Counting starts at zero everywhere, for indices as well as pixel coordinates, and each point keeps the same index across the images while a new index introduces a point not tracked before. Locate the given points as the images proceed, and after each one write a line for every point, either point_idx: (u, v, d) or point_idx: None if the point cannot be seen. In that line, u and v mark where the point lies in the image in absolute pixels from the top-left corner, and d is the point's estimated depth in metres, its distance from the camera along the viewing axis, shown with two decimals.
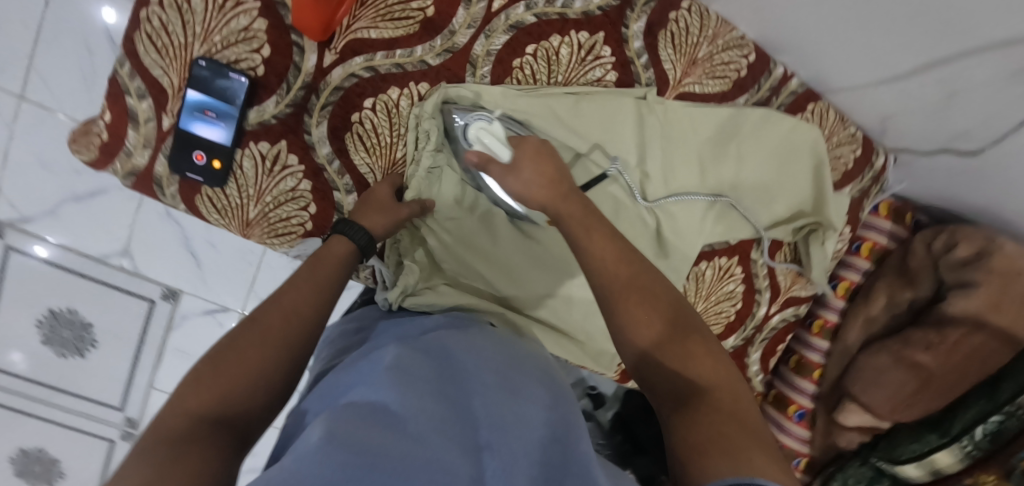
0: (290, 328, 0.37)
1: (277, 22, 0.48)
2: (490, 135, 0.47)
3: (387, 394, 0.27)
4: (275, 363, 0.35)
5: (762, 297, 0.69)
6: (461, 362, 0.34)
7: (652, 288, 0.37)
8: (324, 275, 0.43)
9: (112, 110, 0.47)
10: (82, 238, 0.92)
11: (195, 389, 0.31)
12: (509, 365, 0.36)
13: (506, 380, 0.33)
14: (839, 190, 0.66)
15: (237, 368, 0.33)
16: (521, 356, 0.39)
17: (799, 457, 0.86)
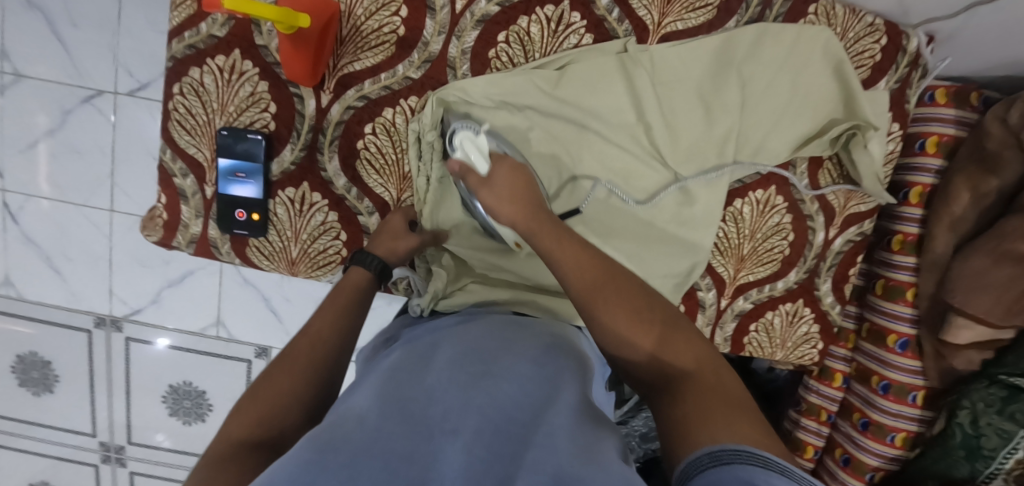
0: (316, 353, 0.43)
1: (275, 81, 0.54)
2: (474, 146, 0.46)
3: (374, 400, 0.31)
4: (304, 385, 0.40)
5: (816, 222, 0.63)
6: (447, 357, 0.37)
7: (626, 284, 0.38)
8: (343, 307, 0.48)
9: (166, 193, 0.56)
10: (182, 317, 1.06)
11: (238, 419, 0.36)
12: (501, 350, 0.38)
13: (489, 366, 0.35)
14: (871, 87, 0.61)
15: (271, 393, 0.39)
16: (517, 339, 0.41)
17: (914, 391, 0.77)
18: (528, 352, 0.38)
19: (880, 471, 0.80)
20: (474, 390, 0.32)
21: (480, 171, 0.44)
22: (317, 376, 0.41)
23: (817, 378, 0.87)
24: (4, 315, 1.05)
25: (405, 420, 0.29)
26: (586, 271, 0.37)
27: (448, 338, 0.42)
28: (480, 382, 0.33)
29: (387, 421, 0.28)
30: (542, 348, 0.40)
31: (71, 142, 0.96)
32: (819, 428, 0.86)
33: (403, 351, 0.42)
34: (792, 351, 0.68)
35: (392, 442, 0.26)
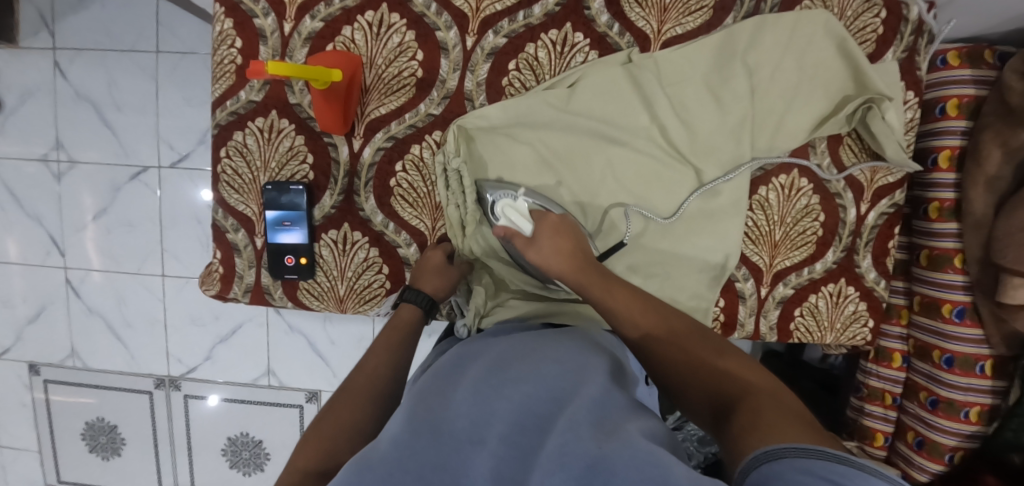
0: (373, 385, 0.48)
1: (311, 134, 0.58)
2: (514, 210, 0.50)
3: (414, 411, 0.37)
4: (365, 414, 0.45)
5: (845, 199, 0.63)
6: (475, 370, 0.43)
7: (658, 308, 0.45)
8: (395, 343, 0.52)
9: (221, 248, 0.61)
10: (234, 369, 1.11)
11: (306, 448, 0.41)
12: (528, 359, 0.43)
13: (517, 373, 0.40)
14: (879, 59, 0.61)
15: (335, 424, 0.43)
16: (544, 346, 0.46)
17: (981, 361, 0.73)
18: (553, 357, 0.43)
19: (959, 451, 0.75)
20: (503, 397, 0.37)
21: (524, 231, 0.49)
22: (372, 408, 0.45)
23: (875, 361, 0.84)
24: (71, 387, 1.11)
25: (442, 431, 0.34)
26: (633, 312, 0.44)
27: (483, 353, 0.48)
28: (511, 390, 0.37)
29: (429, 433, 0.34)
30: (574, 350, 0.44)
31: (123, 216, 1.04)
32: (885, 413, 0.83)
33: (442, 363, 0.47)
34: (842, 332, 0.66)
35: (430, 454, 0.31)
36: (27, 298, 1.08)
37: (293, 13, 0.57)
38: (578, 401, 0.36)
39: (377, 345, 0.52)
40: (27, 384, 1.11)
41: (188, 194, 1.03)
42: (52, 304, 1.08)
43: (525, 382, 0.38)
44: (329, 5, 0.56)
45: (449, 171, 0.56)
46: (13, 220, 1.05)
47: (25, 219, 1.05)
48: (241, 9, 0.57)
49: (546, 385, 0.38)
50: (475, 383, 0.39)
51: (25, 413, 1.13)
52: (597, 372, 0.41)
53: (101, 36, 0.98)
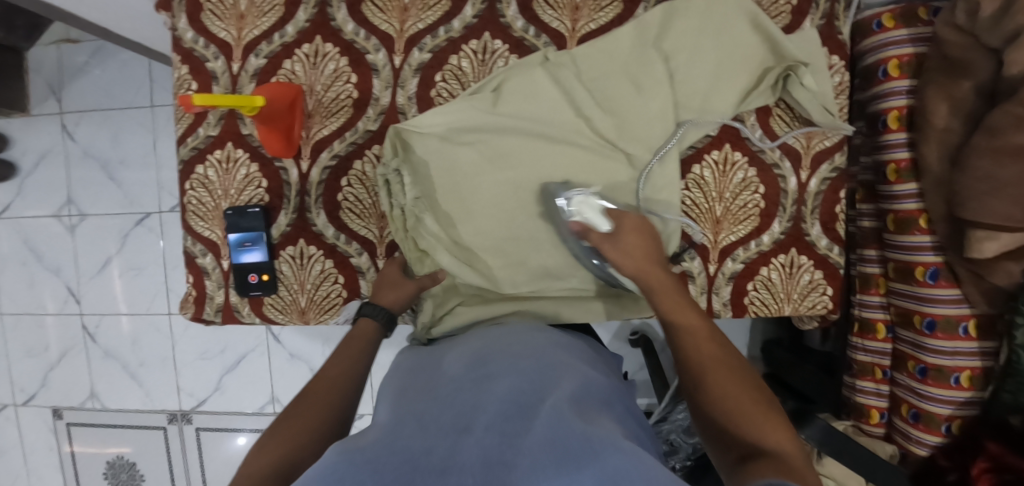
0: (337, 386, 0.48)
1: (264, 160, 0.64)
2: (589, 209, 0.54)
3: (400, 416, 0.38)
4: (327, 412, 0.45)
5: (783, 169, 0.63)
6: (457, 372, 0.45)
7: (737, 368, 0.43)
8: (359, 351, 0.53)
9: (193, 273, 0.66)
10: (240, 399, 1.15)
11: (268, 443, 0.41)
12: (507, 354, 0.46)
13: (495, 364, 0.43)
14: (797, 29, 0.62)
15: (300, 420, 0.43)
16: (521, 342, 0.50)
17: (964, 322, 0.70)
18: (528, 352, 0.47)
19: (956, 419, 0.72)
20: (484, 392, 0.38)
21: (603, 230, 0.53)
22: (335, 413, 0.45)
23: (861, 335, 0.82)
24: (91, 428, 1.17)
25: (426, 420, 0.36)
26: (702, 345, 0.45)
27: (459, 349, 0.52)
28: (490, 379, 0.41)
29: (415, 423, 0.36)
30: (545, 350, 0.47)
31: (132, 261, 1.13)
32: (878, 387, 0.80)
33: (415, 365, 0.50)
34: (801, 302, 0.65)
35: (414, 437, 0.33)
36: (49, 346, 1.16)
37: (239, 54, 0.63)
38: (555, 391, 0.38)
39: (338, 354, 0.53)
40: (52, 428, 1.18)
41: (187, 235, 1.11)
42: (72, 350, 1.16)
43: (504, 374, 0.42)
44: (271, 43, 0.62)
45: (391, 176, 0.61)
46: (35, 274, 1.15)
47: (45, 272, 1.15)
48: (195, 56, 0.63)
49: (522, 375, 0.41)
50: (459, 379, 0.42)
51: (52, 456, 1.20)
52: (570, 368, 0.45)
53: (102, 97, 1.10)
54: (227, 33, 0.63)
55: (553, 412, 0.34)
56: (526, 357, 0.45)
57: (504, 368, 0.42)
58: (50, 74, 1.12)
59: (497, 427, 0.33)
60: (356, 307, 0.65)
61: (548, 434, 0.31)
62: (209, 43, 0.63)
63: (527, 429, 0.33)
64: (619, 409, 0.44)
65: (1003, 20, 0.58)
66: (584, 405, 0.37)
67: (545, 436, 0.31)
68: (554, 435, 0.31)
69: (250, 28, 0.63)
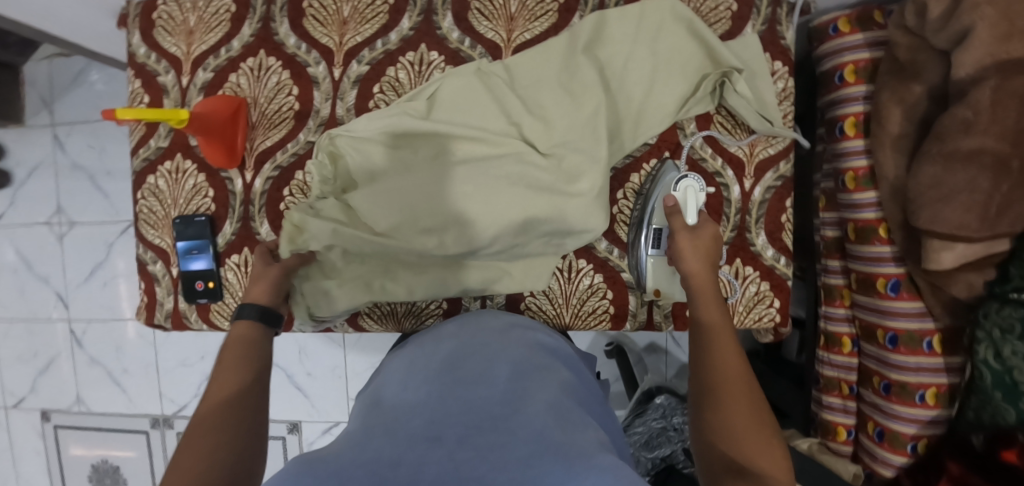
0: (242, 398, 0.45)
1: (211, 171, 0.65)
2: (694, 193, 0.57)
3: (369, 432, 0.40)
4: (233, 429, 0.41)
5: (726, 177, 0.62)
6: (428, 385, 0.47)
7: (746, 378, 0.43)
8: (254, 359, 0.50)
9: (145, 279, 0.68)
10: None
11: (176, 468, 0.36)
12: (476, 370, 0.48)
13: (466, 376, 0.47)
14: (737, 36, 0.61)
15: (206, 440, 0.39)
16: (497, 349, 0.53)
17: (927, 337, 0.66)
18: (504, 364, 0.50)
19: (922, 439, 0.68)
20: (454, 414, 0.41)
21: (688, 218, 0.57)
22: (244, 430, 0.42)
23: (827, 348, 0.79)
24: (77, 431, 1.21)
25: (396, 431, 0.39)
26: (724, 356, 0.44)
27: (435, 348, 0.55)
28: (466, 395, 0.44)
29: (384, 435, 0.39)
30: (513, 369, 0.49)
31: (118, 269, 1.17)
32: (844, 403, 0.77)
33: (387, 380, 0.53)
34: (746, 315, 0.63)
35: (381, 447, 0.36)
36: (38, 351, 1.20)
37: (188, 68, 0.65)
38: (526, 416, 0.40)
39: (221, 375, 0.47)
40: (41, 431, 1.22)
41: None
42: (60, 355, 1.20)
43: (479, 390, 0.45)
44: (217, 57, 0.65)
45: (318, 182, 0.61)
46: (25, 281, 1.19)
47: (36, 281, 1.19)
48: (147, 70, 0.66)
49: (497, 391, 0.44)
50: (431, 395, 0.44)
51: (41, 458, 1.24)
52: (541, 380, 0.48)
53: (91, 109, 1.16)
54: (177, 48, 0.65)
55: (525, 431, 0.38)
56: (501, 371, 0.48)
57: (474, 390, 0.44)
58: (43, 87, 1.17)
59: (467, 442, 0.36)
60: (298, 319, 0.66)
61: (518, 453, 0.34)
62: (160, 58, 0.66)
63: (496, 444, 0.36)
64: (589, 415, 0.47)
65: (950, 22, 0.56)
66: (554, 421, 0.40)
67: (516, 453, 0.34)
68: (525, 453, 0.34)
69: (199, 43, 0.65)
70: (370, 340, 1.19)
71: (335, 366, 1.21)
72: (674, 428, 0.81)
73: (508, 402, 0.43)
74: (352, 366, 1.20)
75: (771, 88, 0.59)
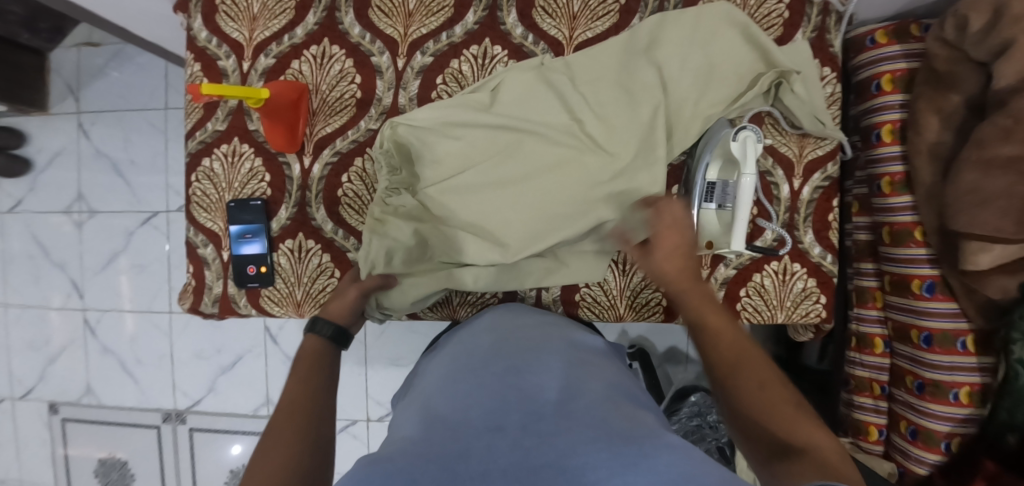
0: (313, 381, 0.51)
1: (268, 155, 0.66)
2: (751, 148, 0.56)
3: (428, 429, 0.41)
4: (311, 407, 0.48)
5: (776, 176, 0.64)
6: (479, 378, 0.47)
7: (754, 357, 0.45)
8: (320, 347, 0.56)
9: (194, 263, 0.67)
10: (235, 401, 1.15)
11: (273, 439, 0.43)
12: (523, 360, 0.49)
13: (518, 368, 0.48)
14: (789, 41, 0.64)
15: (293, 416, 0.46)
16: (544, 342, 0.53)
17: (961, 337, 0.68)
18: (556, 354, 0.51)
19: (955, 437, 0.70)
20: (511, 403, 0.41)
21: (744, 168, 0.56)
22: (321, 407, 0.48)
23: (858, 349, 0.81)
24: (84, 424, 1.18)
25: (460, 421, 0.41)
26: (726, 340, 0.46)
27: (479, 344, 0.56)
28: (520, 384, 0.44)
29: (449, 427, 0.40)
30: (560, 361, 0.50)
31: (136, 258, 1.16)
32: (876, 403, 0.79)
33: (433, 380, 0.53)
34: (793, 310, 0.65)
35: (445, 438, 0.38)
36: (51, 339, 1.18)
37: (250, 54, 0.66)
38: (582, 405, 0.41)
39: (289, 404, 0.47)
40: (47, 423, 1.19)
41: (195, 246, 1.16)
42: (72, 345, 1.18)
43: (534, 379, 0.45)
44: (280, 44, 0.65)
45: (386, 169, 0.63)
46: (41, 268, 1.18)
47: (51, 267, 1.18)
48: (207, 54, 0.66)
49: (546, 381, 0.45)
50: (484, 386, 0.45)
51: (44, 452, 1.20)
52: (595, 373, 0.49)
53: (118, 99, 1.17)
54: (239, 33, 0.66)
55: (586, 420, 0.38)
56: (554, 362, 0.49)
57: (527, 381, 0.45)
58: (69, 75, 1.19)
59: (531, 428, 0.37)
60: None
61: (584, 439, 0.35)
62: (221, 42, 0.66)
63: (559, 432, 0.37)
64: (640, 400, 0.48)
65: (989, 35, 0.58)
66: (613, 411, 0.41)
67: (581, 439, 0.35)
68: (590, 437, 0.35)
69: (262, 29, 0.65)
70: (392, 337, 1.18)
71: (355, 363, 1.20)
72: (709, 426, 0.82)
73: (566, 392, 0.43)
74: (373, 364, 1.19)
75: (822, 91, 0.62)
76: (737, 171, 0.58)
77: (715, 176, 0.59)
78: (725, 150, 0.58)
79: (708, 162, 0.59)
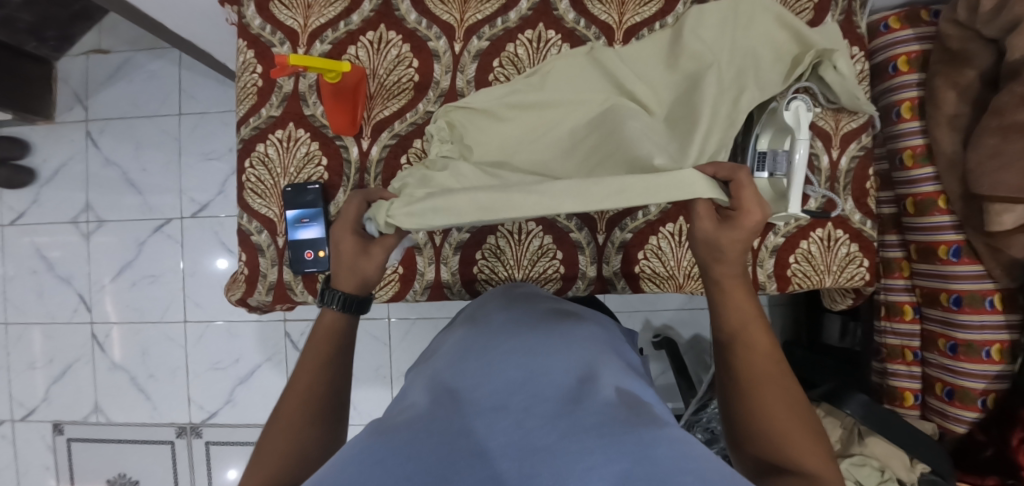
0: (312, 394, 0.47)
1: (325, 139, 0.66)
2: (801, 118, 0.59)
3: (427, 402, 0.37)
4: (298, 438, 0.44)
5: (816, 148, 0.68)
6: (492, 352, 0.43)
7: (783, 384, 0.43)
8: (327, 351, 0.50)
9: (247, 251, 0.66)
10: (254, 411, 1.11)
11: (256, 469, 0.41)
12: (536, 339, 0.45)
13: (534, 346, 0.43)
14: (821, 23, 0.68)
15: (278, 446, 0.43)
16: (563, 325, 0.48)
17: (989, 296, 0.73)
18: (567, 339, 0.46)
19: (990, 394, 0.74)
20: (520, 385, 0.37)
21: (801, 138, 0.59)
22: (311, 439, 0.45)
23: (888, 318, 0.85)
24: (92, 444, 1.13)
25: (464, 399, 0.37)
26: (757, 359, 0.44)
27: (486, 325, 0.51)
28: (530, 365, 0.40)
29: (449, 402, 0.36)
30: (576, 341, 0.45)
31: (148, 268, 1.13)
32: (909, 369, 0.82)
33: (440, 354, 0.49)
34: (840, 274, 0.68)
35: (448, 415, 0.34)
36: (52, 358, 1.14)
37: (305, 40, 0.66)
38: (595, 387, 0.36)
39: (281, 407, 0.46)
40: (51, 445, 1.14)
41: (210, 252, 1.13)
42: (78, 361, 1.14)
43: (544, 360, 0.41)
44: (336, 31, 0.66)
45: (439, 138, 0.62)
46: (45, 283, 1.15)
47: (56, 281, 1.15)
48: (261, 41, 0.67)
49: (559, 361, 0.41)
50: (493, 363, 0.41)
51: (48, 477, 1.14)
52: (612, 358, 0.44)
53: (129, 105, 1.15)
54: (294, 20, 0.66)
55: (595, 401, 0.34)
56: (566, 345, 0.44)
57: (540, 359, 0.40)
58: (77, 83, 1.17)
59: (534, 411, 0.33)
60: (412, 287, 0.67)
61: (591, 423, 0.31)
62: (276, 30, 0.67)
63: (565, 415, 0.33)
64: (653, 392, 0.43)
65: (1000, 14, 0.64)
66: (628, 399, 0.36)
67: (592, 423, 0.31)
68: (598, 422, 0.31)
69: (316, 16, 0.66)
70: (417, 337, 1.16)
71: (379, 366, 1.17)
72: None
73: (582, 374, 0.39)
74: (398, 366, 1.17)
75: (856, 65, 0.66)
76: (787, 139, 0.61)
77: (766, 146, 0.63)
78: (778, 120, 0.61)
79: (757, 133, 0.63)
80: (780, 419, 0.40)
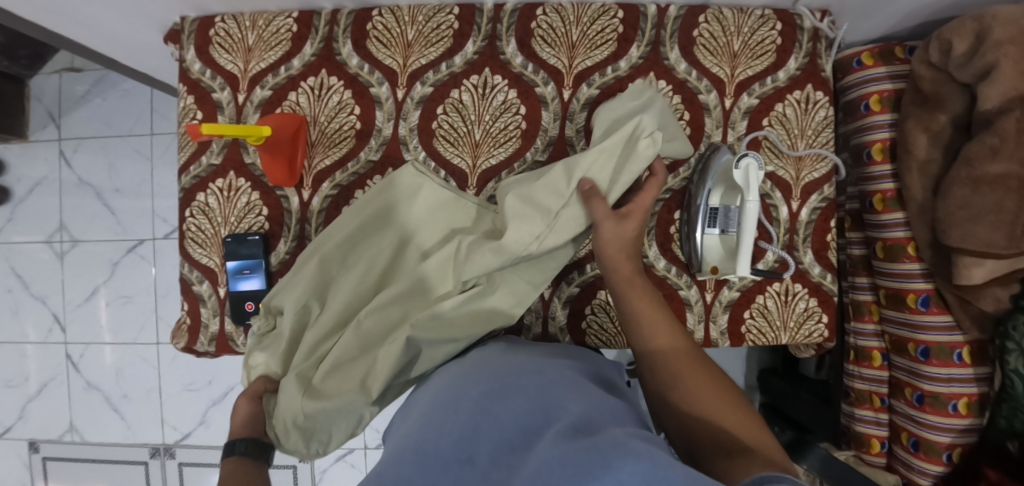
0: None
1: (265, 189, 0.64)
2: (750, 178, 0.58)
3: (397, 459, 0.36)
4: None
5: (774, 198, 0.65)
6: (461, 401, 0.42)
7: (708, 368, 0.47)
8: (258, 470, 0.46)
9: (189, 300, 0.66)
10: (226, 433, 1.12)
11: None
12: (504, 378, 0.45)
13: (503, 383, 0.44)
14: (783, 66, 0.65)
15: None
16: (537, 366, 0.48)
17: (957, 349, 0.69)
18: (533, 372, 0.46)
19: (956, 448, 0.71)
20: (487, 427, 0.37)
21: (747, 196, 0.57)
22: None
23: (857, 362, 0.82)
24: (72, 461, 1.16)
25: (430, 452, 0.36)
26: (681, 359, 0.48)
27: (462, 366, 0.51)
28: (488, 408, 0.40)
29: (414, 461, 0.35)
30: (549, 377, 0.45)
31: (121, 289, 1.14)
32: (876, 416, 0.80)
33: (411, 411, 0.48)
34: (797, 331, 0.65)
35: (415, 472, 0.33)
36: (29, 377, 1.17)
37: (245, 86, 0.65)
38: (556, 424, 0.36)
39: None
40: (28, 462, 1.18)
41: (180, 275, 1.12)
42: (54, 380, 1.16)
43: (506, 403, 0.40)
44: (277, 76, 0.64)
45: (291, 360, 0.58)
46: (20, 301, 1.17)
47: (31, 300, 1.16)
48: (201, 87, 0.65)
49: (525, 396, 0.41)
50: (463, 410, 0.40)
51: None
52: (581, 388, 0.44)
53: (102, 126, 1.14)
54: (234, 65, 0.65)
55: (553, 439, 0.34)
56: (530, 379, 0.44)
57: (501, 403, 0.40)
58: (50, 101, 1.16)
59: (501, 459, 0.33)
60: None
61: (548, 458, 0.31)
62: (216, 75, 0.65)
63: (520, 465, 0.33)
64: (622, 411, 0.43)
65: (973, 58, 0.58)
66: (588, 428, 0.36)
67: (545, 461, 0.30)
68: (557, 453, 0.31)
69: (257, 61, 0.65)
70: None
71: None
72: None
73: (539, 409, 0.39)
74: None
75: (801, 115, 0.65)
76: (739, 196, 0.60)
77: (717, 201, 0.61)
78: (726, 176, 0.60)
79: (710, 187, 0.61)
80: (719, 412, 0.42)
